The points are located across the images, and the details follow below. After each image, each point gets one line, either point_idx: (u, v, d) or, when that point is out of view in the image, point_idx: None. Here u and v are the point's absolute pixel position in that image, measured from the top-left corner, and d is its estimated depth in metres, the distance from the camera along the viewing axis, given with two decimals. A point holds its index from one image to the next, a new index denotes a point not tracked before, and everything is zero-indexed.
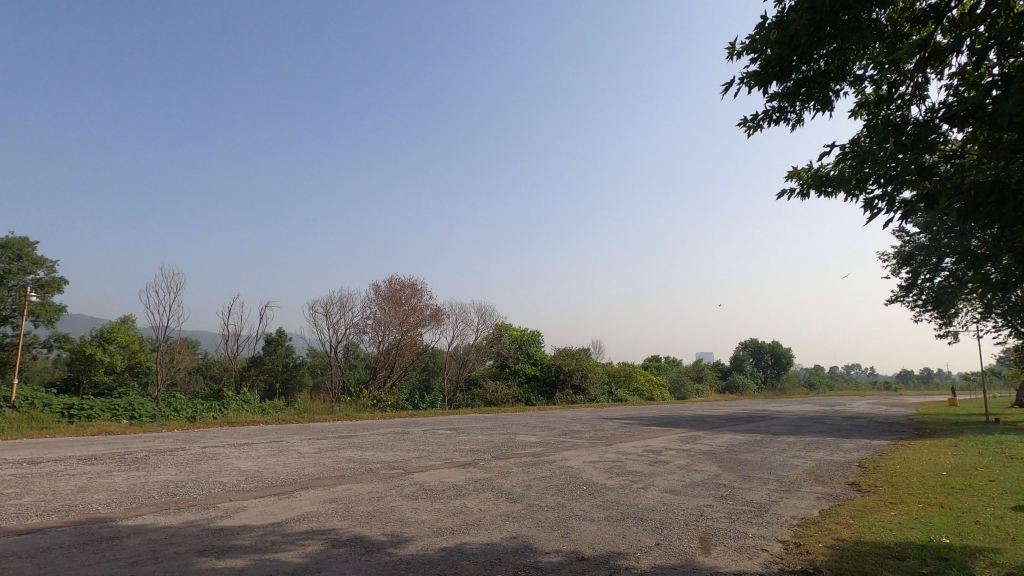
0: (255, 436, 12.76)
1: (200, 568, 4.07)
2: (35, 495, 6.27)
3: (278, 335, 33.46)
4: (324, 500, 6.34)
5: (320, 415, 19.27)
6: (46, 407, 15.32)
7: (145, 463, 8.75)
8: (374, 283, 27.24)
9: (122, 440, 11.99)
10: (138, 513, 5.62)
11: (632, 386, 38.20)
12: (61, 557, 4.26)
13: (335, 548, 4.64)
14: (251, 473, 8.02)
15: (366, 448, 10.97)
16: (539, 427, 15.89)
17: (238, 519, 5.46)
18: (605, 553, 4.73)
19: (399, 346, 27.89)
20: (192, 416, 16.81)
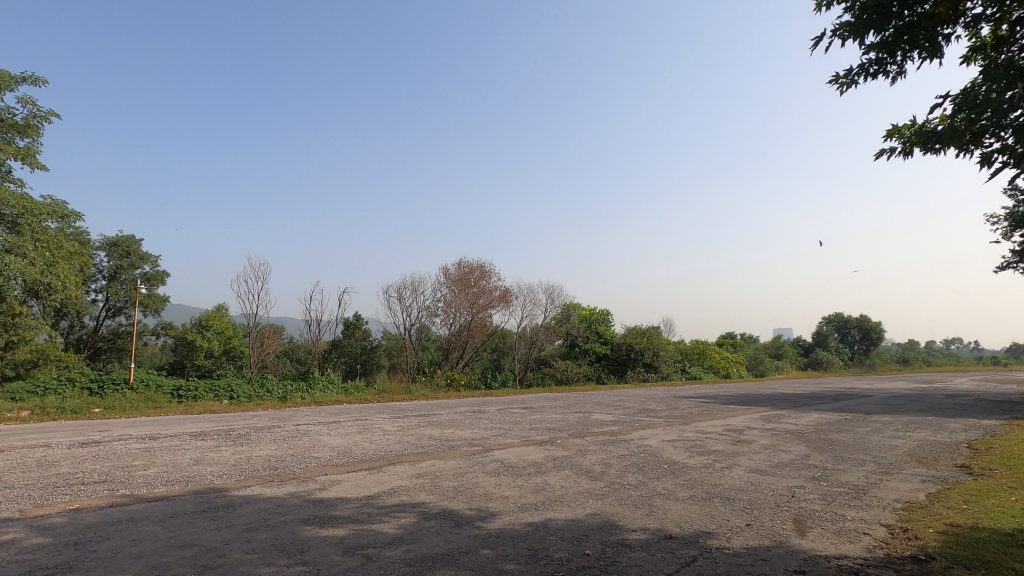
0: (341, 414, 13.54)
1: (306, 536, 4.37)
2: (158, 467, 6.96)
3: (355, 320, 35.17)
4: (411, 476, 6.61)
5: (399, 395, 20.14)
6: (158, 388, 16.94)
7: (247, 439, 9.48)
8: (443, 267, 27.89)
9: (226, 418, 13.07)
10: (247, 484, 6.12)
11: (707, 363, 37.16)
12: (184, 522, 4.70)
13: (426, 521, 4.83)
14: (342, 449, 8.50)
15: (445, 426, 11.35)
16: (613, 406, 15.79)
17: (336, 492, 5.81)
18: (694, 532, 4.65)
19: (470, 328, 28.57)
20: (283, 396, 18.04)
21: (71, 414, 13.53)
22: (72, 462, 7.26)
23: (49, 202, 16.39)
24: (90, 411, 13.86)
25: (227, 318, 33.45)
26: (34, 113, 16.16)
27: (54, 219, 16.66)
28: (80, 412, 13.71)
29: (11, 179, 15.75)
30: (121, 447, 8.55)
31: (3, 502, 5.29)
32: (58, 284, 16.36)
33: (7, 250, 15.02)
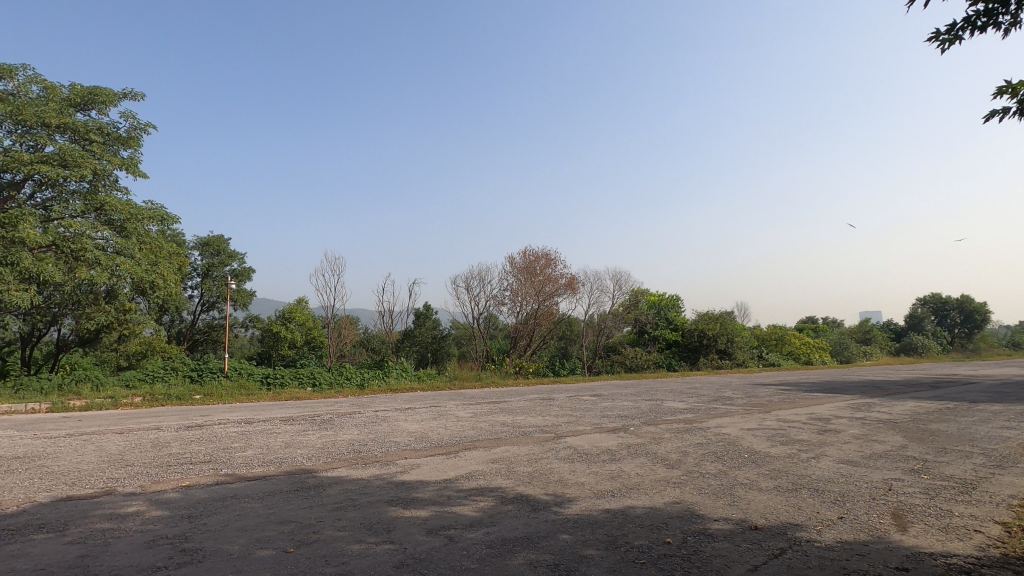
0: (416, 401, 14.03)
1: (391, 516, 4.58)
2: (255, 449, 7.51)
3: (426, 310, 36.26)
4: (487, 461, 6.75)
5: (469, 382, 20.59)
6: (250, 376, 18.26)
7: (331, 424, 10.02)
8: (509, 256, 28.08)
9: (310, 404, 13.87)
10: (334, 466, 6.49)
11: (786, 350, 35.39)
12: (281, 500, 5.05)
13: (504, 505, 4.92)
14: (419, 434, 8.80)
15: (517, 413, 11.48)
16: (687, 394, 15.39)
17: (416, 474, 6.04)
18: (781, 523, 4.46)
19: (537, 316, 28.69)
20: (361, 383, 18.93)
21: (176, 400, 14.84)
22: (181, 443, 7.97)
23: (150, 207, 17.91)
24: (192, 397, 15.14)
25: (307, 310, 35.31)
26: (134, 126, 17.64)
27: (156, 223, 18.20)
28: (183, 398, 15.00)
29: (117, 187, 17.31)
30: (221, 430, 9.27)
31: (126, 477, 5.89)
32: (160, 281, 17.91)
33: (117, 252, 16.60)
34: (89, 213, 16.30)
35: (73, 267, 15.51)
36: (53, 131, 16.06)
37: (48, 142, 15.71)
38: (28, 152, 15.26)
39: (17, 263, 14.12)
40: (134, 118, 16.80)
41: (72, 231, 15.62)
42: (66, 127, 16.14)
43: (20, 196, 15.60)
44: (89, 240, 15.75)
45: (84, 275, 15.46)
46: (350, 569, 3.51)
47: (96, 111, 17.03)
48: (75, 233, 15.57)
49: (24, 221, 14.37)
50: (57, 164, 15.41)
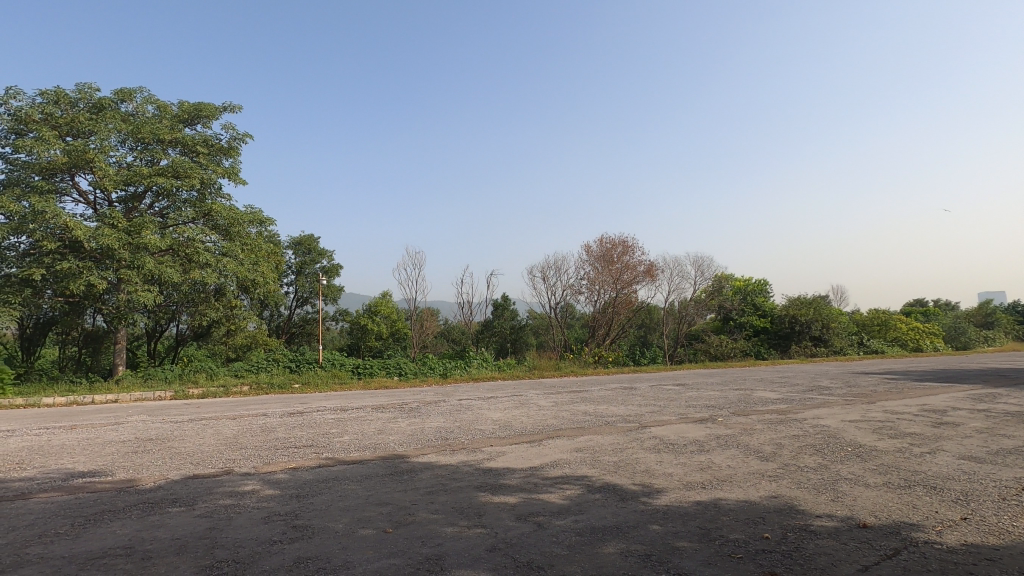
0: (498, 390, 14.31)
1: (481, 501, 4.71)
2: (351, 435, 7.98)
3: (503, 300, 36.75)
4: (571, 449, 6.77)
5: (548, 371, 20.68)
6: (342, 366, 19.39)
7: (419, 411, 10.44)
8: (585, 244, 27.75)
9: (398, 393, 14.55)
10: (424, 452, 6.78)
11: (891, 336, 32.56)
12: (377, 483, 5.34)
13: (592, 493, 4.92)
14: (503, 422, 8.98)
15: (598, 402, 11.41)
16: (778, 383, 14.63)
17: (502, 462, 6.18)
18: (894, 522, 4.14)
19: (615, 304, 28.22)
20: (444, 372, 19.56)
21: (279, 388, 16.08)
22: (286, 429, 8.63)
23: (250, 212, 19.34)
24: (292, 386, 16.34)
25: (391, 303, 36.85)
26: (234, 137, 19.09)
27: (255, 226, 19.66)
28: (285, 387, 16.24)
29: (221, 194, 18.84)
30: (320, 417, 9.94)
31: (241, 459, 6.46)
32: (261, 279, 19.38)
33: (223, 254, 18.16)
34: (199, 219, 17.87)
35: (187, 269, 17.17)
36: (167, 146, 17.75)
37: (162, 156, 17.36)
38: (146, 166, 16.93)
39: (142, 267, 15.82)
40: (234, 130, 18.20)
41: (185, 236, 17.29)
42: (177, 141, 17.79)
43: (142, 207, 17.35)
44: (200, 243, 17.35)
45: (197, 276, 17.04)
46: (445, 551, 3.66)
47: (201, 125, 18.59)
48: (188, 238, 17.27)
49: (146, 229, 16.04)
50: (171, 176, 17.00)
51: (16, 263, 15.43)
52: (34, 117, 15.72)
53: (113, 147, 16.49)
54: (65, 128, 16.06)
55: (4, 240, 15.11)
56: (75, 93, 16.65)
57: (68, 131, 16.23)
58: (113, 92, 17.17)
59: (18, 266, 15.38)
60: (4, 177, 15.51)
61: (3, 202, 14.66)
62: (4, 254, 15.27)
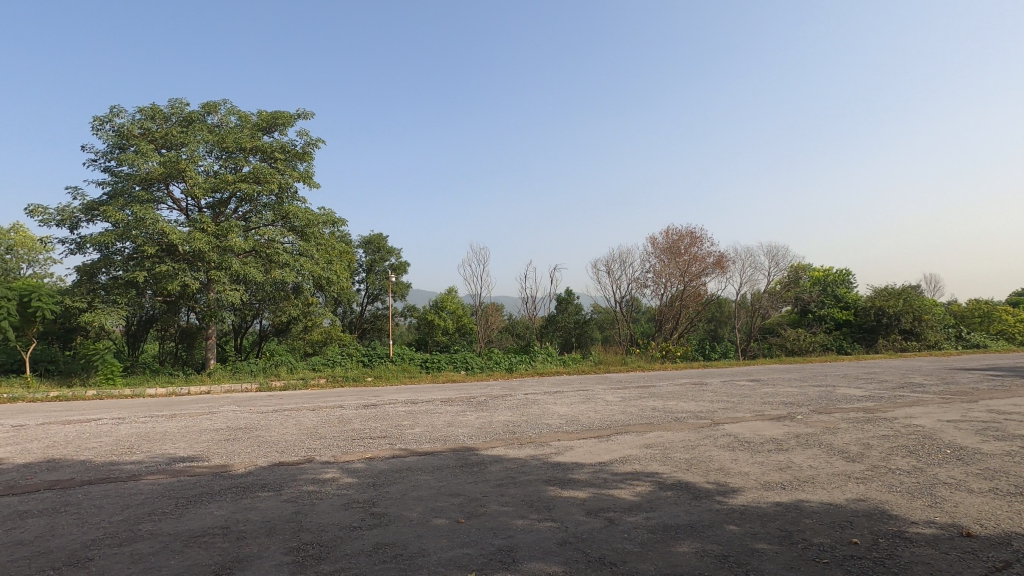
0: (563, 384, 14.27)
1: (550, 495, 4.73)
2: (422, 427, 8.23)
3: (567, 295, 36.52)
4: (640, 445, 6.65)
5: (614, 366, 20.40)
6: (411, 360, 20.01)
7: (486, 405, 10.60)
8: (650, 236, 27.04)
9: (466, 387, 14.82)
10: (493, 445, 6.88)
11: (995, 329, 29.72)
12: (449, 474, 5.48)
13: (663, 490, 4.82)
14: (569, 417, 8.95)
15: (667, 397, 11.15)
16: (864, 379, 13.71)
17: (571, 456, 6.17)
18: (1003, 533, 3.78)
19: (683, 297, 27.40)
20: (509, 366, 19.75)
21: (353, 380, 16.88)
22: (360, 420, 9.01)
23: (324, 213, 20.26)
24: (365, 379, 17.09)
25: (457, 299, 37.53)
26: (308, 142, 20.02)
27: (328, 226, 20.57)
28: (358, 379, 17.01)
29: (297, 197, 19.85)
30: (392, 409, 10.30)
31: (321, 448, 6.82)
32: (335, 278, 20.29)
33: (300, 254, 19.17)
34: (278, 221, 18.92)
35: (268, 268, 18.26)
36: (249, 153, 18.88)
37: (244, 163, 18.49)
38: (230, 173, 18.10)
39: (229, 268, 16.99)
40: (308, 136, 19.10)
41: (266, 238, 18.40)
42: (257, 149, 18.88)
43: (227, 211, 18.57)
44: (279, 244, 18.41)
45: (277, 275, 18.07)
46: (517, 543, 3.70)
47: (278, 133, 19.64)
48: (268, 239, 18.36)
49: (231, 232, 17.20)
50: (252, 181, 18.11)
51: (122, 266, 16.90)
52: (134, 132, 17.18)
53: (202, 157, 17.77)
54: (160, 141, 17.47)
55: (111, 246, 16.65)
56: (168, 109, 18.06)
57: (162, 144, 17.63)
58: (201, 105, 18.47)
59: (123, 269, 16.88)
60: (110, 188, 17.05)
61: (109, 211, 16.14)
62: (112, 258, 16.81)
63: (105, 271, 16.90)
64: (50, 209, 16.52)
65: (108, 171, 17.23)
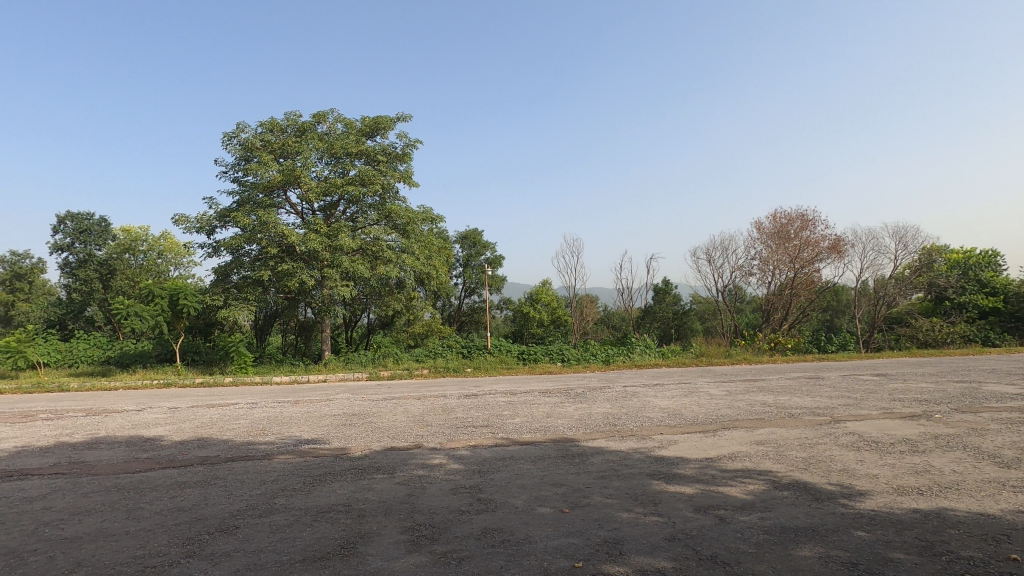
0: (663, 377, 13.83)
1: (655, 489, 4.62)
2: (522, 418, 8.36)
3: (664, 285, 35.21)
4: (751, 442, 6.30)
5: (717, 359, 19.43)
6: (508, 351, 20.40)
7: (585, 397, 10.55)
8: (755, 221, 25.30)
9: (563, 378, 14.85)
10: (594, 437, 6.84)
11: None
12: (551, 464, 5.53)
13: (779, 490, 4.54)
14: (672, 410, 8.67)
15: (779, 392, 10.45)
16: (1020, 376, 11.94)
17: (675, 450, 5.98)
18: None
19: (793, 285, 25.48)
20: (606, 358, 19.48)
21: (453, 371, 17.54)
22: (463, 409, 9.34)
23: (422, 211, 21.14)
24: (465, 370, 17.69)
25: (551, 291, 37.61)
26: (407, 144, 20.97)
27: (427, 223, 21.42)
28: (458, 370, 17.66)
29: (399, 197, 20.87)
30: (492, 399, 10.55)
31: (428, 435, 7.15)
32: (434, 272, 21.15)
33: (402, 250, 20.17)
34: (381, 220, 20.02)
35: (374, 265, 19.39)
36: (355, 158, 20.14)
37: (351, 167, 19.76)
38: (338, 177, 19.42)
39: (339, 266, 18.27)
40: (407, 137, 19.94)
41: (372, 236, 19.52)
42: (362, 153, 20.11)
43: (337, 213, 19.93)
44: (383, 242, 19.50)
45: (382, 271, 19.16)
46: (623, 536, 3.66)
47: (379, 136, 20.73)
48: (374, 238, 19.51)
49: (340, 232, 18.49)
50: (358, 184, 19.34)
51: (250, 266, 18.70)
52: (256, 145, 18.92)
53: (314, 163, 19.21)
54: (278, 151, 19.11)
55: (241, 248, 18.49)
56: (285, 121, 19.68)
57: (279, 154, 19.25)
58: (312, 115, 19.93)
59: (251, 269, 18.67)
60: (238, 196, 18.91)
61: (239, 217, 17.94)
62: (242, 259, 18.65)
63: (236, 272, 18.79)
64: (191, 218, 18.66)
65: (236, 181, 19.11)
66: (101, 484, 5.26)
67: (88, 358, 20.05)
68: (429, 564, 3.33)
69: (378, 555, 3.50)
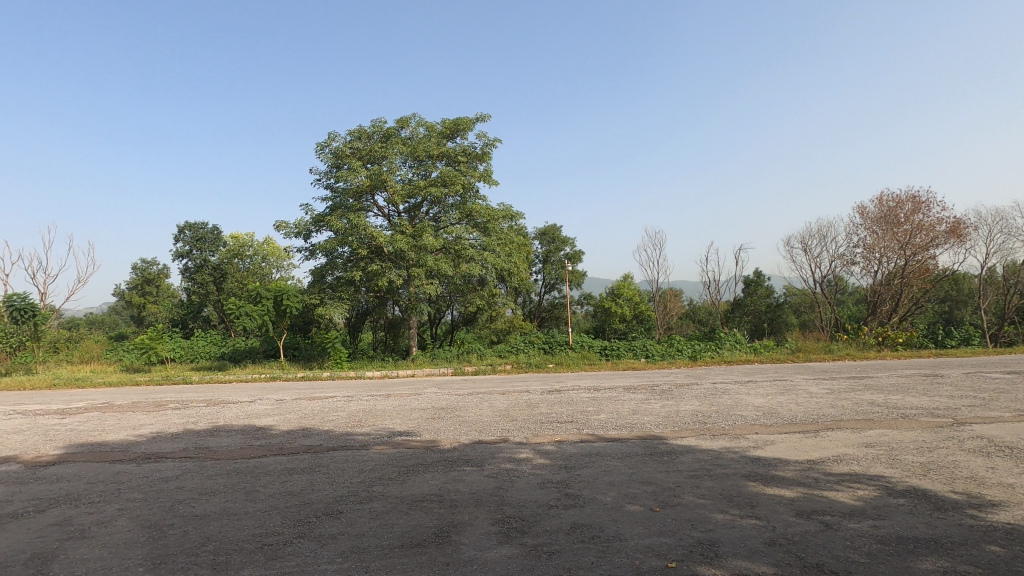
0: (755, 374, 13.09)
1: (753, 491, 4.41)
2: (608, 414, 8.25)
3: (756, 277, 33.39)
4: (859, 444, 5.83)
5: (816, 355, 18.14)
6: (590, 347, 20.20)
7: (672, 394, 10.26)
8: (858, 205, 23.32)
9: (648, 375, 14.50)
10: (683, 435, 6.64)
11: None
12: (639, 462, 5.43)
13: (894, 497, 4.18)
14: (767, 409, 8.21)
15: (890, 391, 9.61)
16: None
17: (772, 451, 5.67)
18: None
19: (904, 273, 23.26)
20: (693, 354, 18.77)
21: (536, 366, 17.68)
22: (547, 404, 9.38)
23: (502, 208, 21.43)
24: (547, 365, 17.79)
25: (633, 286, 36.83)
26: (486, 143, 21.30)
27: (507, 221, 21.67)
28: (541, 365, 17.77)
29: (479, 196, 21.28)
30: (577, 395, 10.51)
31: (513, 429, 7.25)
32: (515, 269, 21.40)
33: (484, 248, 20.56)
34: (463, 219, 20.52)
35: (457, 263, 19.92)
36: (436, 160, 20.77)
37: (433, 169, 20.40)
38: (421, 179, 20.08)
39: (424, 265, 18.96)
40: (485, 136, 20.24)
41: (454, 236, 20.09)
42: (443, 155, 20.70)
43: (421, 214, 20.65)
44: (465, 241, 20.00)
45: (464, 269, 19.67)
46: (719, 538, 3.53)
47: (459, 137, 21.23)
48: (456, 237, 20.05)
49: (425, 232, 19.17)
50: (440, 185, 19.94)
51: (343, 267, 19.82)
52: (346, 152, 19.99)
53: (398, 167, 20.01)
54: (365, 157, 20.09)
55: (335, 250, 19.66)
56: (371, 128, 20.65)
57: (367, 160, 20.22)
58: (395, 121, 20.75)
59: (344, 270, 19.81)
60: (331, 202, 20.11)
61: (332, 221, 19.09)
62: (336, 261, 19.81)
63: (331, 273, 19.98)
64: (290, 224, 20.09)
65: (329, 188, 20.33)
66: (222, 468, 5.82)
67: (206, 353, 22.19)
68: (520, 556, 3.39)
69: (470, 544, 3.61)
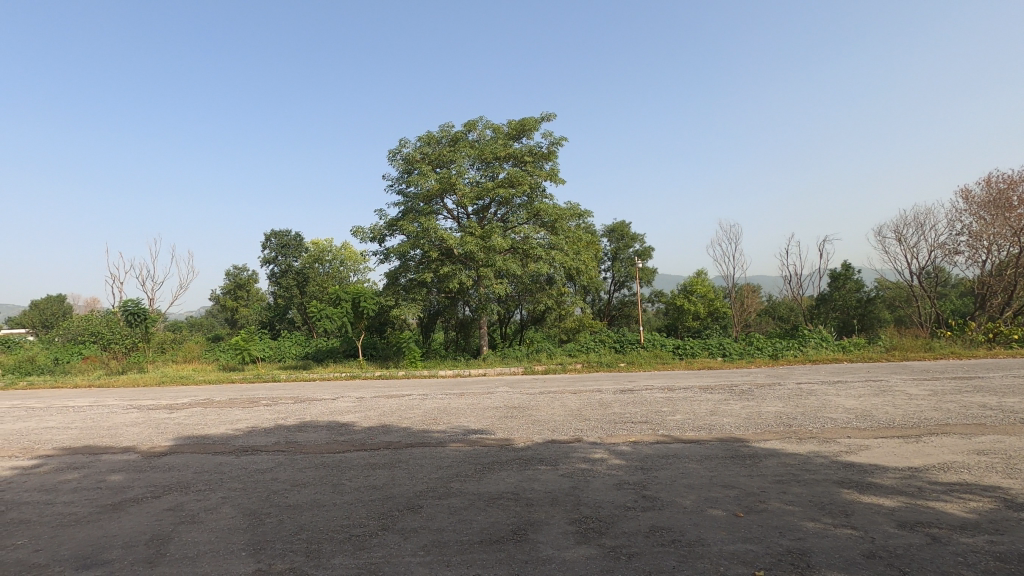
0: (845, 374, 12.26)
1: (847, 499, 4.14)
2: (684, 415, 8.01)
3: (843, 270, 31.25)
4: (969, 451, 5.32)
5: (915, 353, 16.72)
6: (663, 347, 19.63)
7: (753, 394, 9.81)
8: (961, 189, 21.25)
9: (725, 374, 13.94)
10: (767, 437, 6.33)
11: None
12: (720, 465, 5.23)
13: (1014, 510, 3.79)
14: (860, 412, 7.66)
15: (1005, 393, 8.69)
16: None
17: (868, 457, 5.29)
18: None
19: (1018, 262, 21.00)
20: (774, 352, 17.83)
21: (606, 365, 17.46)
22: (621, 404, 9.23)
23: (570, 207, 21.30)
24: (618, 364, 17.52)
25: (707, 282, 35.49)
26: (552, 142, 21.27)
27: (574, 219, 21.53)
28: (612, 365, 17.48)
29: (546, 196, 21.28)
30: (650, 395, 10.28)
31: (586, 429, 7.20)
32: (583, 267, 21.22)
33: (552, 247, 20.53)
34: (531, 219, 20.57)
35: (525, 262, 20.02)
36: (503, 161, 20.96)
37: (500, 170, 20.62)
38: (489, 181, 20.35)
39: (494, 265, 19.21)
40: (552, 136, 20.22)
41: (522, 235, 20.21)
42: (510, 156, 20.88)
43: (489, 215, 20.91)
44: (532, 240, 20.07)
45: (533, 268, 19.74)
46: (810, 547, 3.35)
47: (526, 137, 21.32)
48: (524, 237, 20.16)
49: (493, 233, 19.41)
50: (508, 186, 20.14)
51: (415, 269, 20.43)
52: (417, 158, 20.58)
53: (467, 170, 20.39)
54: (434, 161, 20.60)
55: (407, 253, 20.32)
56: (439, 133, 21.16)
57: (437, 164, 20.70)
58: (463, 125, 21.18)
59: (416, 272, 20.42)
60: (403, 207, 20.79)
61: (405, 225, 19.75)
62: (408, 264, 20.45)
63: (404, 275, 20.65)
64: (366, 229, 20.99)
65: (401, 193, 21.03)
66: (311, 461, 6.19)
67: (292, 353, 23.57)
68: (599, 557, 3.37)
69: (549, 543, 3.63)
